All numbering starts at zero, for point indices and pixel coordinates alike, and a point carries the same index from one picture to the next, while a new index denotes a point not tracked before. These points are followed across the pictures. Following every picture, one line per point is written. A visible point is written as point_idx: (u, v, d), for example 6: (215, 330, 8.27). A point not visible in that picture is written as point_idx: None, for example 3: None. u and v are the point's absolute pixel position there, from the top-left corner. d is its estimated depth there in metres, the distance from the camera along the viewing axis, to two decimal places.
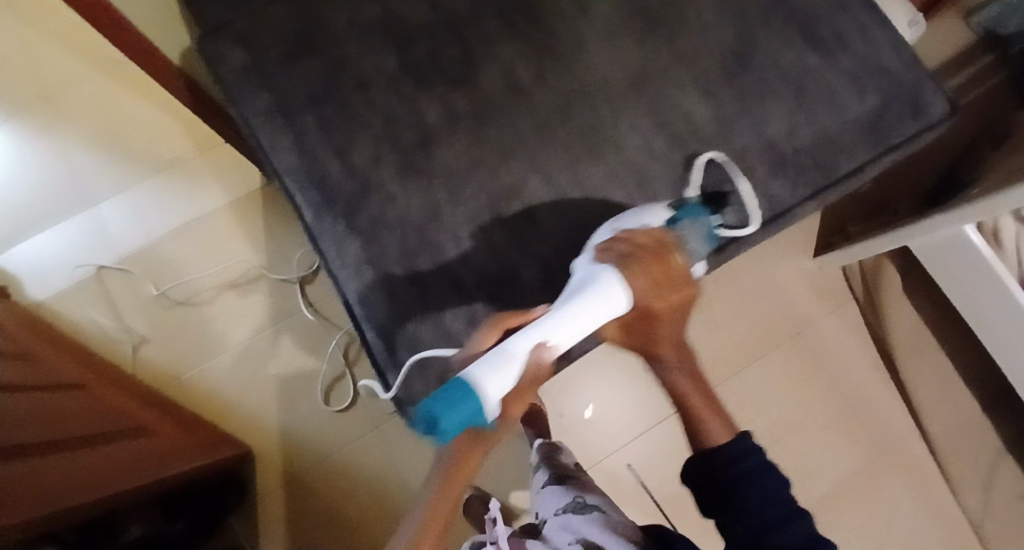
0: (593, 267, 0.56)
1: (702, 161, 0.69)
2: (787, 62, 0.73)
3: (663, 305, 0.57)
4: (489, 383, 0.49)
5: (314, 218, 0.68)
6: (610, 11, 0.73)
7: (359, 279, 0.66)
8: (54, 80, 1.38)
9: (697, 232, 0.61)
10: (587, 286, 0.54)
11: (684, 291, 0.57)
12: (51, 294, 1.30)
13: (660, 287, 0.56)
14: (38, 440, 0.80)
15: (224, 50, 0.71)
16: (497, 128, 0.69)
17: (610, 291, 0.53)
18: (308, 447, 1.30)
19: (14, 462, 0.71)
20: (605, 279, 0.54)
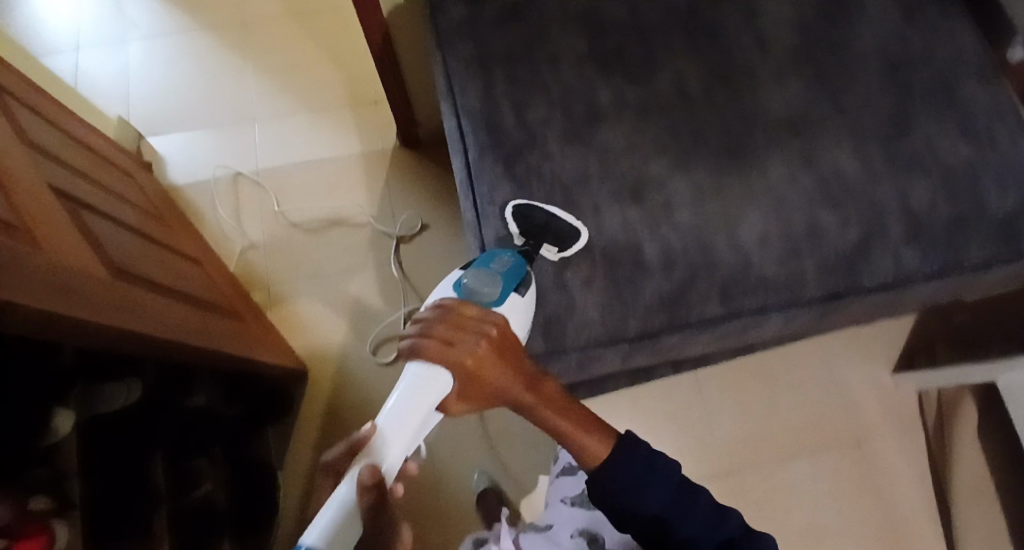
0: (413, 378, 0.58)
1: (509, 213, 0.70)
2: (941, 145, 0.76)
3: (473, 359, 0.57)
4: (330, 531, 0.49)
5: (477, 157, 0.74)
6: (785, 56, 0.80)
7: (500, 216, 0.71)
8: (260, 19, 1.60)
9: (488, 283, 0.63)
10: (401, 389, 0.58)
11: (483, 341, 0.58)
12: (190, 182, 1.44)
13: (452, 351, 0.57)
14: (152, 280, 0.89)
15: (448, 3, 0.82)
16: (658, 126, 0.76)
17: (431, 375, 0.57)
18: (352, 386, 1.29)
19: (132, 285, 0.81)
20: (418, 368, 0.57)
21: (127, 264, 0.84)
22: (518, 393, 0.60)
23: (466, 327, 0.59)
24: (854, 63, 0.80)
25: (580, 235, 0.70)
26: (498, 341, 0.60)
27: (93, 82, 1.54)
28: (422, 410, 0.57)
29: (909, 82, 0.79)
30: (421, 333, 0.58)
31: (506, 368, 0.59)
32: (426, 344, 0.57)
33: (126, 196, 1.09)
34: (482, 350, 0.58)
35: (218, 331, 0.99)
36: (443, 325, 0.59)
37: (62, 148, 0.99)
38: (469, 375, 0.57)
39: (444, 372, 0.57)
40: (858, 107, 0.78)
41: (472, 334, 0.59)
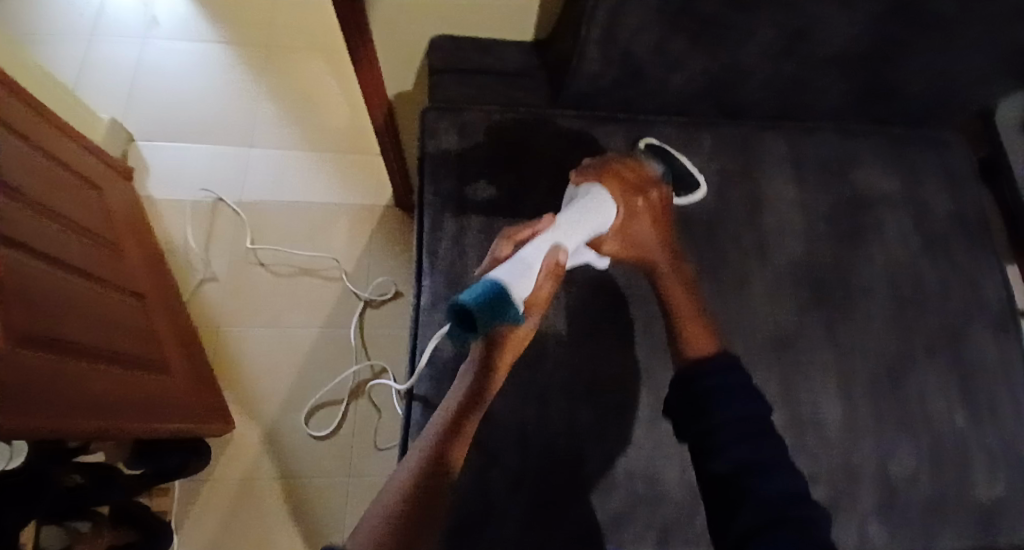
0: (592, 190, 0.63)
1: (642, 146, 0.73)
2: (934, 408, 0.70)
3: (640, 202, 0.64)
4: (514, 276, 0.55)
5: (427, 306, 0.69)
6: (784, 267, 0.72)
7: (432, 381, 0.66)
8: (281, 42, 1.55)
9: (656, 159, 0.69)
10: (575, 201, 0.62)
11: (648, 197, 0.65)
12: (168, 200, 1.38)
13: (626, 185, 0.64)
14: (53, 337, 0.83)
15: (442, 130, 0.76)
16: (631, 316, 0.69)
17: (603, 194, 0.62)
18: (277, 456, 1.20)
19: (16, 352, 0.74)
20: (597, 189, 0.62)
21: (24, 322, 0.78)
22: (657, 253, 0.65)
23: (641, 178, 0.65)
24: (858, 291, 0.73)
25: (698, 185, 0.74)
26: (658, 200, 0.65)
27: (98, 78, 1.49)
28: (591, 226, 0.61)
29: (914, 326, 0.72)
30: (605, 168, 0.65)
31: (658, 224, 0.65)
32: (604, 172, 0.65)
33: (82, 224, 1.06)
34: (650, 197, 0.65)
35: (119, 396, 0.92)
36: (625, 167, 0.66)
37: (20, 169, 0.95)
38: (631, 211, 0.63)
39: (614, 201, 0.62)
40: (852, 344, 0.71)
41: (649, 183, 0.66)
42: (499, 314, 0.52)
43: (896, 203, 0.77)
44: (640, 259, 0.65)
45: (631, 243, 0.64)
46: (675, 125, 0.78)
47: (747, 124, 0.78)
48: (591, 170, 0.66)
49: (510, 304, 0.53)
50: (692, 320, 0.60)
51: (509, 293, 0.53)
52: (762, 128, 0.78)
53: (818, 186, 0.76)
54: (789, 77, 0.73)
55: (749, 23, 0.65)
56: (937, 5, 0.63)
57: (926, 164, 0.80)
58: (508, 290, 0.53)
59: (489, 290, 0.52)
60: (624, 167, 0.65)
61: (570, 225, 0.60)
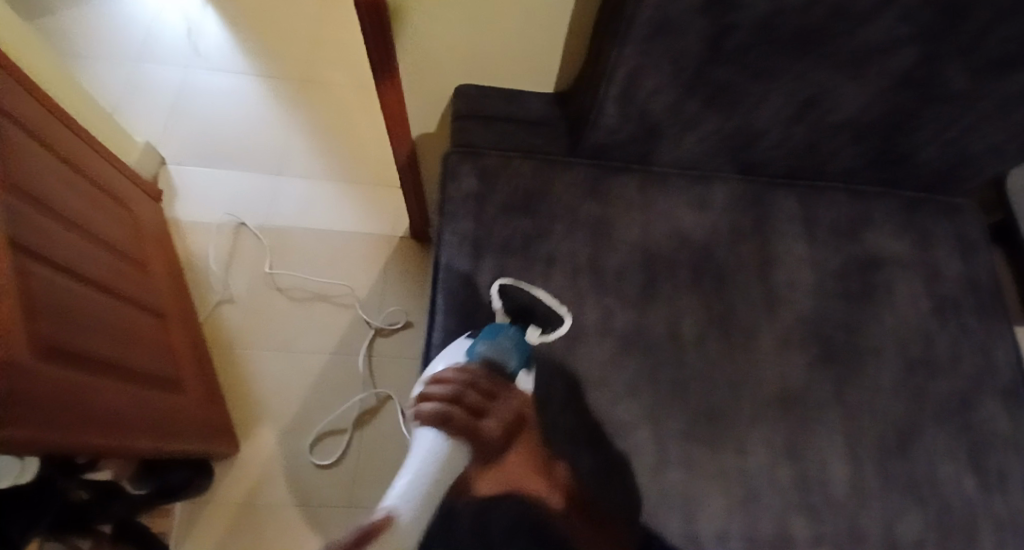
0: (428, 443, 0.56)
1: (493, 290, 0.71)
2: (942, 473, 0.70)
3: (501, 438, 0.60)
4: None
5: (439, 342, 0.70)
6: (794, 323, 0.73)
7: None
8: (315, 75, 1.61)
9: (505, 354, 0.62)
10: (416, 462, 0.55)
11: (504, 423, 0.61)
12: (193, 222, 1.42)
13: (478, 421, 0.59)
14: (73, 353, 0.86)
15: (463, 173, 0.78)
16: (640, 362, 0.69)
17: (453, 447, 0.56)
18: (278, 482, 1.19)
19: (38, 366, 0.77)
20: (435, 443, 0.56)
21: (47, 337, 0.81)
22: (528, 476, 0.62)
23: (495, 400, 0.60)
24: (868, 353, 0.73)
25: (563, 320, 0.70)
26: (514, 423, 0.62)
27: (140, 99, 1.56)
28: (435, 482, 0.55)
29: (923, 390, 0.73)
30: (452, 401, 0.58)
31: (522, 447, 0.63)
32: (457, 416, 0.58)
33: (109, 241, 1.10)
34: (509, 422, 0.61)
35: (131, 413, 0.94)
36: (475, 395, 0.59)
37: (54, 188, 0.99)
38: (489, 452, 0.60)
39: (463, 446, 0.57)
40: (861, 406, 0.71)
41: (501, 407, 0.61)
42: None
43: (909, 266, 0.78)
44: (510, 488, 0.62)
45: (500, 470, 0.62)
46: (689, 179, 0.80)
47: (760, 180, 0.80)
48: (437, 403, 0.58)
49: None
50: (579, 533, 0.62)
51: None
52: (775, 186, 0.80)
53: (829, 245, 0.78)
54: (804, 138, 0.74)
55: (762, 91, 0.67)
56: (949, 79, 0.65)
57: (938, 230, 0.81)
58: None
59: None
60: (473, 390, 0.60)
61: (411, 505, 0.52)
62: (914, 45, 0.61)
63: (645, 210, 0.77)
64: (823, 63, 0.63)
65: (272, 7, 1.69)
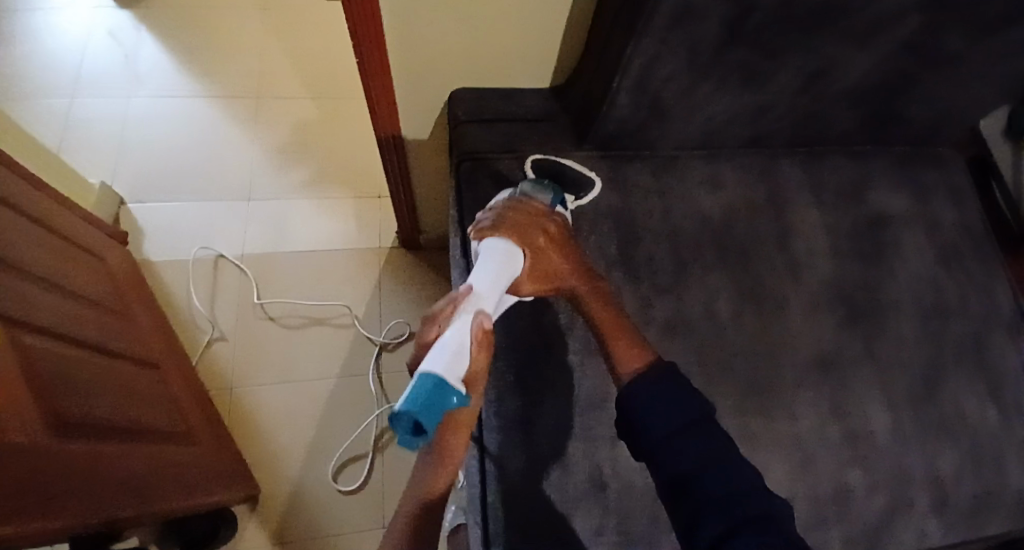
0: (490, 245, 0.62)
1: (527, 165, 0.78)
2: (968, 408, 0.75)
3: (543, 237, 0.64)
4: (451, 362, 0.51)
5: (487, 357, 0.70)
6: (818, 287, 0.77)
7: (503, 435, 0.65)
8: (269, 90, 1.55)
9: (542, 189, 0.70)
10: (482, 259, 0.61)
11: (547, 232, 0.65)
12: (167, 260, 1.36)
13: (521, 223, 0.64)
14: (86, 420, 0.80)
15: (478, 181, 0.78)
16: (684, 345, 0.71)
17: (513, 246, 0.62)
18: (305, 516, 1.16)
19: (59, 442, 0.72)
20: (495, 243, 0.62)
21: (58, 409, 0.75)
22: (572, 279, 0.64)
23: (534, 213, 0.65)
24: (888, 305, 0.77)
25: (594, 185, 0.78)
26: (557, 231, 0.65)
27: (82, 135, 1.46)
28: (505, 275, 0.60)
29: (940, 333, 0.77)
30: (500, 214, 0.65)
31: (563, 249, 0.65)
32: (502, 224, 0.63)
33: (87, 294, 1.03)
34: (551, 229, 0.65)
35: (152, 472, 0.88)
36: (519, 210, 0.65)
37: (25, 249, 0.92)
38: (535, 250, 0.63)
39: (518, 242, 0.62)
40: (891, 357, 0.75)
41: (544, 221, 0.65)
42: (444, 402, 0.49)
43: (909, 218, 0.83)
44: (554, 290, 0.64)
45: (549, 271, 0.63)
46: (698, 158, 0.81)
47: (764, 152, 0.83)
48: (487, 220, 0.65)
49: (448, 389, 0.50)
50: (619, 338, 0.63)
51: (446, 382, 0.50)
52: (777, 156, 0.83)
53: (837, 207, 0.81)
54: (805, 109, 0.77)
55: (772, 67, 0.69)
56: (942, 39, 0.69)
57: (929, 180, 0.86)
58: (447, 378, 0.50)
59: (427, 389, 0.49)
60: (518, 205, 0.66)
61: (488, 287, 0.59)
62: (913, 11, 0.64)
63: (662, 195, 0.78)
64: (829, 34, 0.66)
65: (211, 24, 1.61)
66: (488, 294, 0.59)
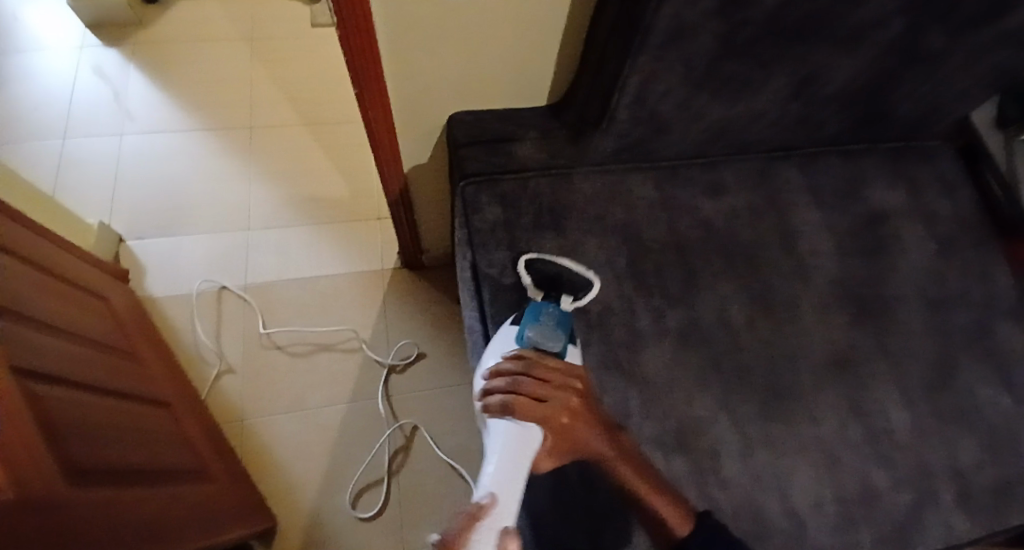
0: (501, 435, 0.60)
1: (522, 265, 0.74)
2: (983, 396, 0.76)
3: (563, 412, 0.62)
4: None
5: None
6: (826, 288, 0.78)
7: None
8: (261, 120, 1.55)
9: (552, 336, 0.66)
10: (497, 452, 0.60)
11: (567, 406, 0.62)
12: (170, 295, 1.36)
13: (543, 398, 0.62)
14: (104, 467, 0.80)
15: (483, 203, 0.79)
16: (700, 355, 0.72)
17: (527, 429, 0.60)
18: (323, 544, 1.16)
19: (78, 493, 0.71)
20: (509, 429, 0.60)
21: (75, 459, 0.75)
22: (600, 444, 0.62)
23: (551, 379, 0.63)
24: (896, 301, 0.78)
25: (592, 281, 0.74)
26: (578, 401, 0.63)
27: (75, 176, 1.46)
28: (520, 472, 0.59)
29: (949, 325, 0.78)
30: (511, 388, 0.62)
31: (588, 422, 0.62)
32: (518, 402, 0.61)
33: (94, 338, 1.03)
34: (572, 402, 0.62)
35: (172, 515, 0.88)
36: (532, 381, 0.63)
37: (29, 298, 0.92)
38: (556, 428, 0.61)
39: (533, 423, 0.61)
40: (903, 352, 0.76)
41: (561, 388, 0.63)
42: None
43: (910, 213, 0.84)
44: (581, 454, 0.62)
45: (572, 447, 0.62)
46: (699, 167, 0.82)
47: (763, 156, 0.84)
48: (499, 393, 0.62)
49: None
50: (655, 497, 0.61)
51: None
52: (776, 159, 0.84)
53: (839, 207, 0.82)
54: (800, 115, 0.79)
55: (766, 76, 0.70)
56: (930, 39, 0.70)
57: (926, 174, 0.87)
58: None
59: None
60: (531, 376, 0.63)
61: (507, 487, 0.57)
62: (900, 15, 0.65)
63: (667, 206, 0.79)
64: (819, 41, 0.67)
65: (198, 57, 1.62)
66: (507, 496, 0.57)
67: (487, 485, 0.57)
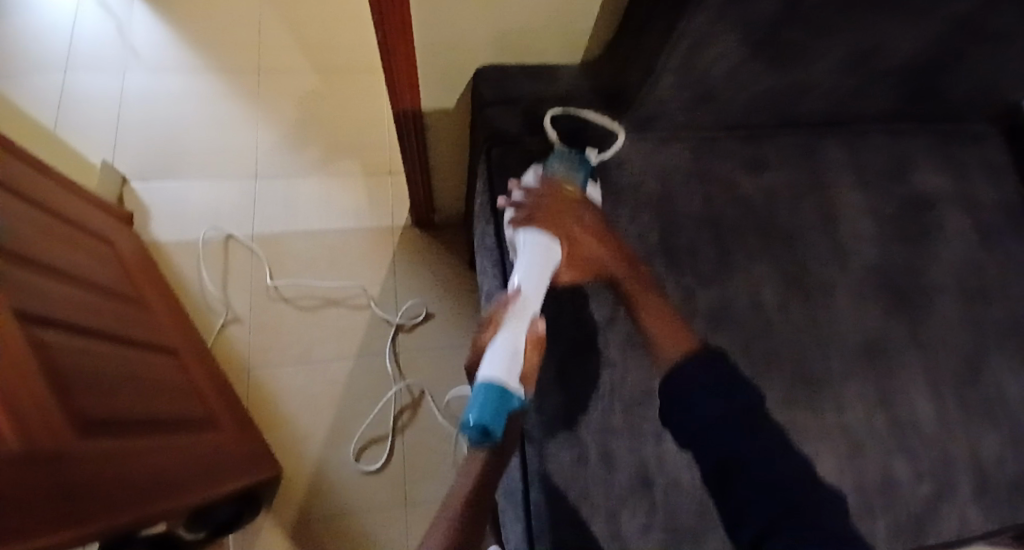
0: (525, 240, 0.63)
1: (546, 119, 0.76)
2: (1011, 391, 0.74)
3: (575, 227, 0.65)
4: (506, 369, 0.55)
5: None
6: (862, 273, 0.75)
7: (545, 434, 0.64)
8: (270, 63, 1.49)
9: (570, 168, 0.69)
10: (523, 256, 0.63)
11: (581, 223, 0.65)
12: (176, 242, 1.32)
13: (559, 216, 0.64)
14: (113, 416, 0.78)
15: (511, 167, 0.75)
16: (729, 337, 0.70)
17: (547, 240, 0.63)
18: (328, 499, 1.16)
19: (87, 443, 0.70)
20: (531, 237, 0.63)
21: (83, 407, 0.73)
22: (611, 262, 0.66)
23: (567, 200, 0.66)
24: (931, 290, 0.76)
25: (618, 136, 0.75)
26: (589, 217, 0.66)
27: (76, 112, 1.41)
28: (545, 271, 0.62)
29: (983, 317, 0.76)
30: (531, 206, 0.65)
31: (597, 235, 0.66)
32: (536, 217, 0.64)
33: (99, 283, 1.00)
34: (584, 217, 0.66)
35: (180, 464, 0.87)
36: (550, 201, 0.65)
37: (34, 239, 0.89)
38: (571, 239, 0.64)
39: (552, 236, 0.63)
40: (935, 342, 0.74)
41: (575, 208, 0.66)
42: (504, 411, 0.53)
43: (952, 199, 0.80)
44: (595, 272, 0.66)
45: (584, 258, 0.65)
46: (739, 139, 0.78)
47: (805, 131, 0.80)
48: (520, 212, 0.65)
49: (509, 399, 0.54)
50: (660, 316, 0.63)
51: (508, 389, 0.54)
52: (819, 135, 0.80)
53: (881, 188, 0.79)
54: (850, 89, 0.75)
55: (823, 44, 0.66)
56: (998, 16, 0.66)
57: (971, 159, 0.83)
58: (506, 383, 0.54)
59: (486, 402, 0.53)
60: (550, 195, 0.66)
61: (532, 283, 0.61)
62: None
63: (703, 178, 0.76)
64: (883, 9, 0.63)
65: None
66: (533, 289, 0.61)
67: (514, 282, 0.62)
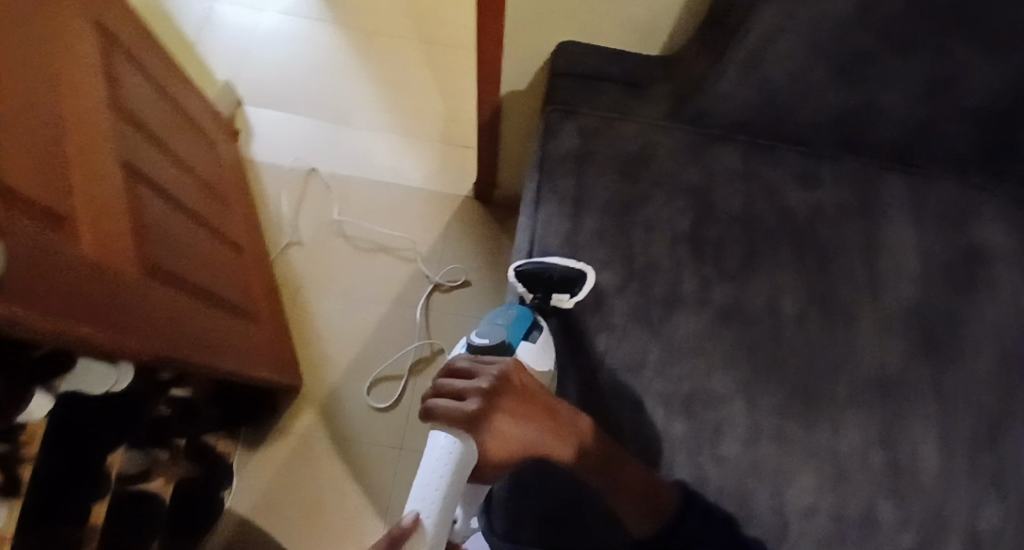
0: (431, 446, 0.53)
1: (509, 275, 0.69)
2: None
3: (506, 415, 0.54)
4: None
5: None
6: (895, 310, 0.73)
7: None
8: (387, 28, 1.60)
9: (496, 335, 0.62)
10: (424, 471, 0.52)
11: (500, 403, 0.54)
12: (267, 163, 1.44)
13: (474, 399, 0.53)
14: (172, 273, 0.86)
15: (564, 130, 0.78)
16: (734, 334, 0.70)
17: (452, 444, 0.51)
18: (335, 422, 1.22)
19: (145, 282, 0.78)
20: (436, 442, 0.52)
21: (149, 255, 0.82)
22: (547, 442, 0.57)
23: (482, 371, 0.55)
24: (966, 343, 0.72)
25: (586, 274, 0.70)
26: (509, 390, 0.54)
27: (215, 38, 1.57)
28: (450, 487, 0.51)
29: (1018, 385, 0.72)
30: (438, 397, 0.54)
31: (523, 407, 0.55)
32: (439, 414, 0.53)
33: (194, 169, 1.11)
34: (506, 398, 0.54)
35: (217, 338, 0.94)
36: (455, 387, 0.54)
37: (153, 113, 1.00)
38: (494, 430, 0.53)
39: (463, 436, 0.51)
40: (956, 396, 0.70)
41: (493, 379, 0.55)
42: None
43: (1014, 261, 0.76)
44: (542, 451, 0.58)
45: (510, 443, 0.54)
46: (796, 154, 0.79)
47: (866, 161, 0.79)
48: (430, 406, 0.55)
49: None
50: (622, 481, 0.60)
51: None
52: (880, 169, 0.79)
53: (936, 233, 0.76)
54: (921, 122, 0.74)
55: (893, 58, 0.67)
56: None
57: None
58: None
59: None
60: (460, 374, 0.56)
61: (432, 506, 0.50)
62: None
63: (749, 180, 0.77)
64: (959, 31, 0.64)
65: None
66: (438, 505, 0.50)
67: (414, 502, 0.51)
